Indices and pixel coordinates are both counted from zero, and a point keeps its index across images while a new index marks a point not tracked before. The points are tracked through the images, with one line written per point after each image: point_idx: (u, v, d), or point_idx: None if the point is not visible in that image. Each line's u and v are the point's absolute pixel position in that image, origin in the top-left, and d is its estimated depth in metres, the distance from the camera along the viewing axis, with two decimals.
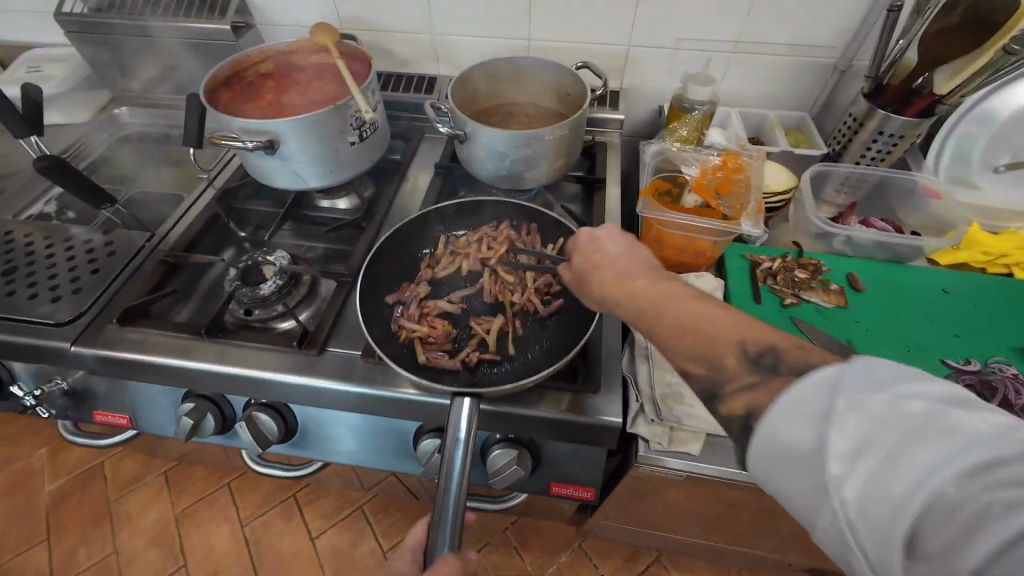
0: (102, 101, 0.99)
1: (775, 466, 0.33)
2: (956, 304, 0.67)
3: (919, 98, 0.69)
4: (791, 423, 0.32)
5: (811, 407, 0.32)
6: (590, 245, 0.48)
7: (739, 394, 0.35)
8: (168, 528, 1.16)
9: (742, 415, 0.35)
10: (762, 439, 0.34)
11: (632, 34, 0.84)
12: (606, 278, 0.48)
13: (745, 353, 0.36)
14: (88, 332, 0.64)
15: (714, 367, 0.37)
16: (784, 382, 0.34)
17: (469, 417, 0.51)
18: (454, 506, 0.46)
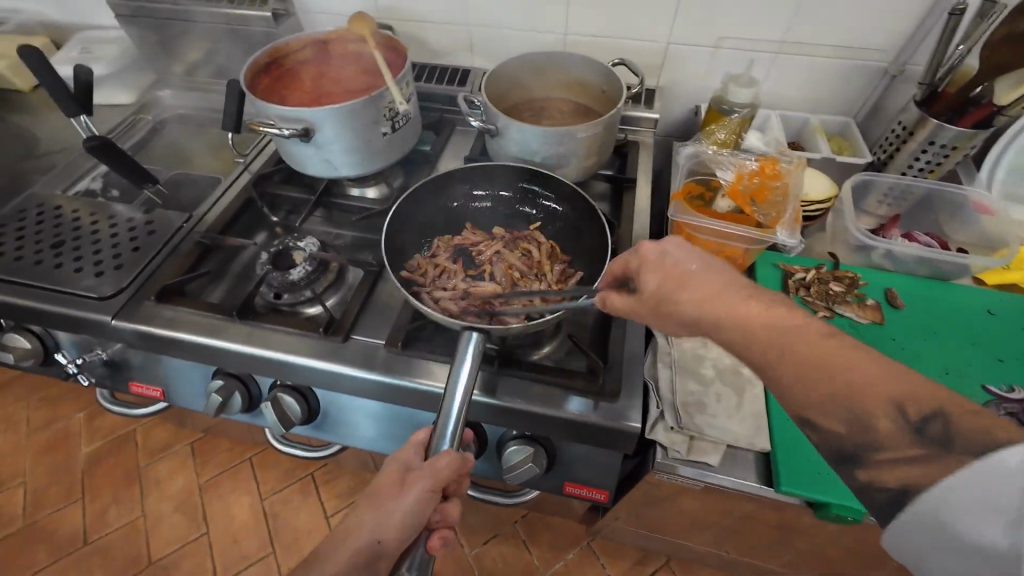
0: (147, 83, 1.02)
1: (933, 547, 0.33)
2: (1002, 327, 0.64)
3: (976, 108, 0.65)
4: (970, 515, 0.31)
5: (997, 499, 0.30)
6: (659, 258, 0.46)
7: (889, 464, 0.36)
8: (192, 496, 1.22)
9: (894, 486, 0.35)
10: (923, 514, 0.34)
11: (671, 31, 0.82)
12: (638, 283, 0.47)
13: (903, 416, 0.35)
14: (127, 307, 0.67)
15: (864, 427, 0.36)
16: (958, 461, 0.33)
17: (476, 345, 0.52)
18: (455, 416, 0.48)
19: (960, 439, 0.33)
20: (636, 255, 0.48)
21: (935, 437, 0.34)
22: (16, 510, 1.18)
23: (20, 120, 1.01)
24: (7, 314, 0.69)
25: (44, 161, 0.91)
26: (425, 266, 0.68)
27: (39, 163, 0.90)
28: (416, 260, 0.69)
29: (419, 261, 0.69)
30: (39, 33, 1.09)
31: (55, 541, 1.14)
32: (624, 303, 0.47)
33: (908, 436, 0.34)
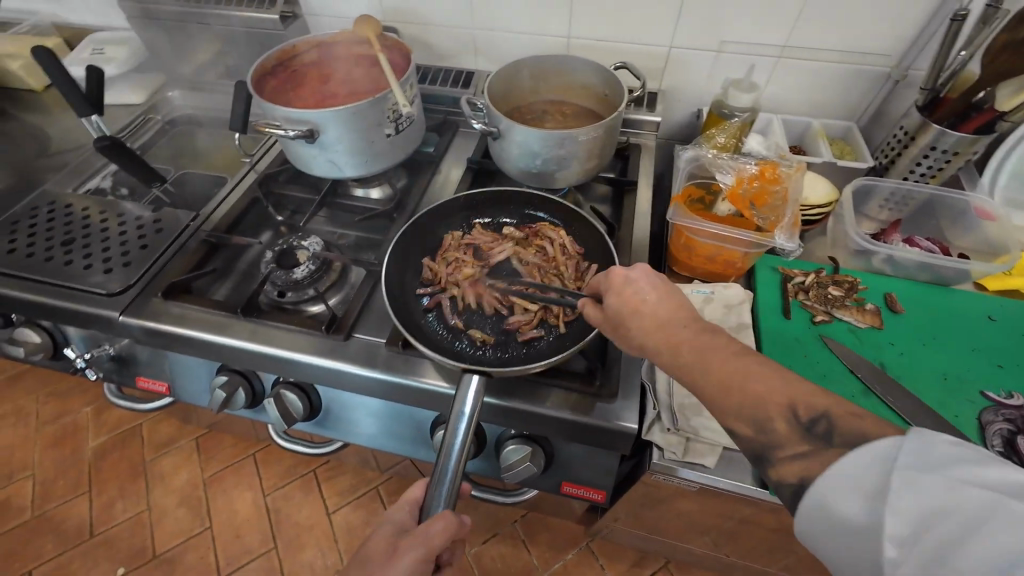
0: (158, 83, 1.04)
1: (823, 537, 0.34)
2: (1001, 333, 0.64)
3: (979, 114, 0.65)
4: (845, 495, 0.33)
5: (866, 480, 0.33)
6: (622, 284, 0.47)
7: (786, 462, 0.37)
8: (196, 490, 1.23)
9: (793, 481, 0.37)
10: (815, 505, 0.35)
11: (675, 35, 0.82)
12: (616, 292, 0.47)
13: (794, 417, 0.37)
14: (135, 303, 0.68)
15: (762, 430, 0.38)
16: (839, 453, 0.35)
17: (476, 395, 0.51)
18: (449, 484, 0.48)
19: (838, 436, 0.35)
20: (606, 277, 0.49)
21: (820, 434, 0.36)
22: (24, 502, 1.21)
23: (33, 119, 1.03)
24: (18, 310, 0.71)
25: (54, 159, 0.92)
26: (440, 271, 0.68)
27: (49, 160, 0.92)
28: (427, 263, 0.69)
29: (431, 265, 0.69)
30: (52, 33, 1.11)
31: (61, 533, 1.16)
32: (598, 314, 0.50)
33: (801, 434, 0.36)
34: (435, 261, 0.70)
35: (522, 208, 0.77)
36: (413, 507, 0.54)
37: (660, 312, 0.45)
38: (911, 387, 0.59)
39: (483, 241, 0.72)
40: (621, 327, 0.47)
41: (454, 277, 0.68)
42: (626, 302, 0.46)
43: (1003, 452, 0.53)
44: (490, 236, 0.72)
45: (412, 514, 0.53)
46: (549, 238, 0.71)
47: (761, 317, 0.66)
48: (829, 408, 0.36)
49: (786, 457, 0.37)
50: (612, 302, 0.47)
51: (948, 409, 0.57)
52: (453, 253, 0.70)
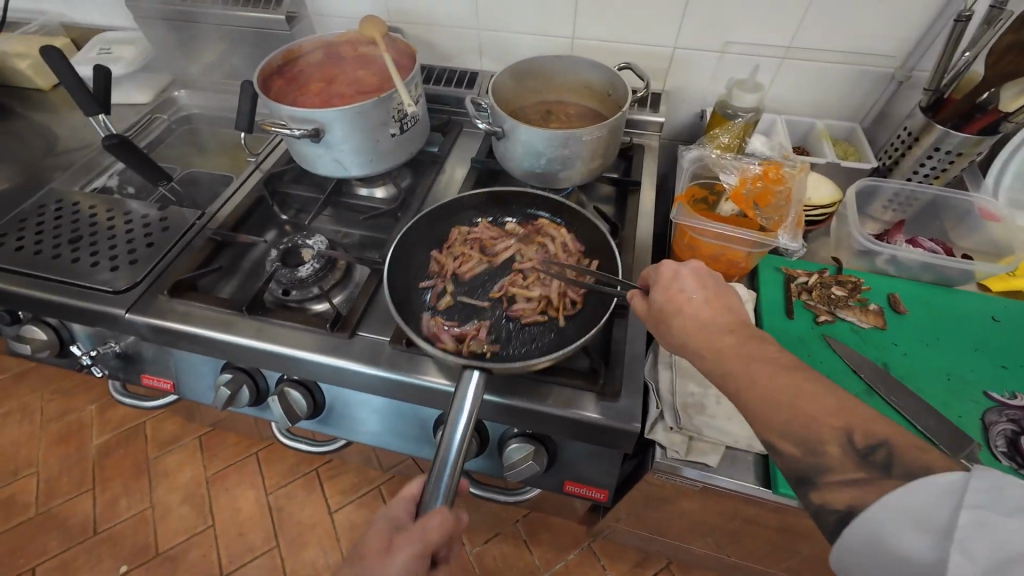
0: (164, 83, 1.05)
1: (873, 562, 0.35)
2: (1005, 334, 0.64)
3: (984, 114, 0.64)
4: (904, 528, 0.34)
5: (925, 515, 0.33)
6: (671, 280, 0.48)
7: (835, 487, 0.38)
8: (199, 488, 1.24)
9: (842, 508, 0.38)
10: (862, 531, 0.36)
11: (678, 36, 0.83)
12: (663, 287, 0.48)
13: (852, 444, 0.37)
14: (141, 301, 0.68)
15: (812, 452, 0.39)
16: (896, 484, 0.36)
17: (476, 390, 0.52)
18: (450, 469, 0.47)
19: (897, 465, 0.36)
20: (656, 270, 0.50)
21: (877, 463, 0.36)
22: (29, 498, 1.21)
23: (40, 118, 1.04)
24: (26, 307, 0.71)
25: (62, 158, 0.93)
26: (446, 263, 0.69)
27: (56, 159, 0.93)
28: (436, 255, 0.70)
29: (439, 258, 0.70)
30: (59, 33, 1.12)
31: (66, 530, 1.17)
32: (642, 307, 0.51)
33: (856, 461, 0.37)
34: (442, 254, 0.71)
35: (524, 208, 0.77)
36: (410, 503, 0.52)
37: (702, 312, 0.46)
38: (915, 387, 0.59)
39: (486, 235, 0.73)
40: (662, 323, 0.48)
41: (461, 269, 0.69)
42: (671, 299, 0.47)
43: (1008, 453, 0.53)
44: (494, 232, 0.73)
45: (409, 510, 0.51)
46: (550, 236, 0.72)
47: (763, 316, 0.66)
48: (890, 438, 0.37)
49: (836, 484, 0.38)
50: (658, 297, 0.48)
51: (952, 410, 0.57)
52: (459, 246, 0.71)
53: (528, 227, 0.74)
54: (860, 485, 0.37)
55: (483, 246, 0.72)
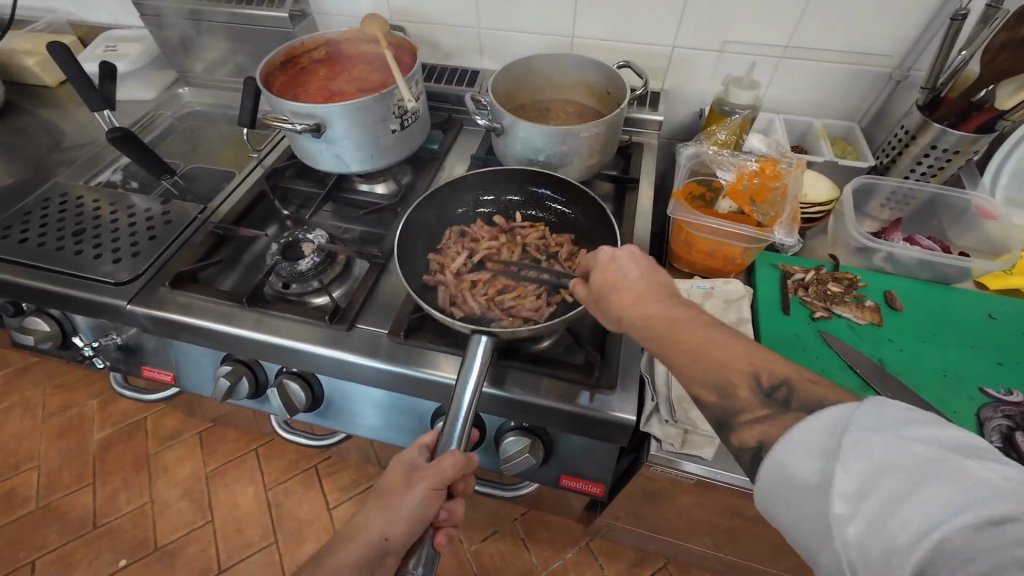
0: (168, 80, 1.06)
1: (780, 499, 0.35)
2: (1002, 331, 0.64)
3: (980, 112, 0.65)
4: (799, 456, 0.34)
5: (822, 442, 0.33)
6: (607, 262, 0.50)
7: (748, 426, 0.38)
8: (198, 484, 1.24)
9: (752, 444, 0.38)
10: (771, 469, 0.35)
11: (678, 35, 0.83)
12: (601, 269, 0.50)
13: (758, 385, 0.38)
14: (143, 292, 0.69)
15: (724, 395, 0.39)
16: (795, 416, 0.36)
17: (485, 350, 0.53)
18: (457, 432, 0.49)
19: (797, 400, 0.36)
20: (593, 256, 0.51)
21: (780, 399, 0.37)
22: (30, 492, 1.22)
23: (48, 114, 1.05)
24: (30, 298, 0.72)
25: (66, 153, 0.94)
26: (448, 260, 0.70)
27: (62, 155, 0.94)
28: (433, 257, 0.70)
29: (437, 258, 0.70)
30: (67, 31, 1.14)
31: (65, 523, 1.17)
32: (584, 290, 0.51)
33: (761, 399, 0.38)
34: (439, 254, 0.71)
35: (527, 186, 0.77)
36: (425, 450, 0.53)
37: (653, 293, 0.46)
38: (910, 383, 0.59)
39: (480, 235, 0.73)
40: (601, 301, 0.49)
41: (459, 268, 0.69)
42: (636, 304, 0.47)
43: (1003, 448, 0.53)
44: (485, 230, 0.74)
45: (424, 454, 0.52)
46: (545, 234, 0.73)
47: (759, 312, 0.66)
48: (790, 374, 0.38)
49: (747, 422, 0.38)
50: (598, 279, 0.49)
51: (948, 406, 0.57)
52: (453, 246, 0.72)
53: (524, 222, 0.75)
54: (762, 420, 0.37)
55: (475, 248, 0.72)
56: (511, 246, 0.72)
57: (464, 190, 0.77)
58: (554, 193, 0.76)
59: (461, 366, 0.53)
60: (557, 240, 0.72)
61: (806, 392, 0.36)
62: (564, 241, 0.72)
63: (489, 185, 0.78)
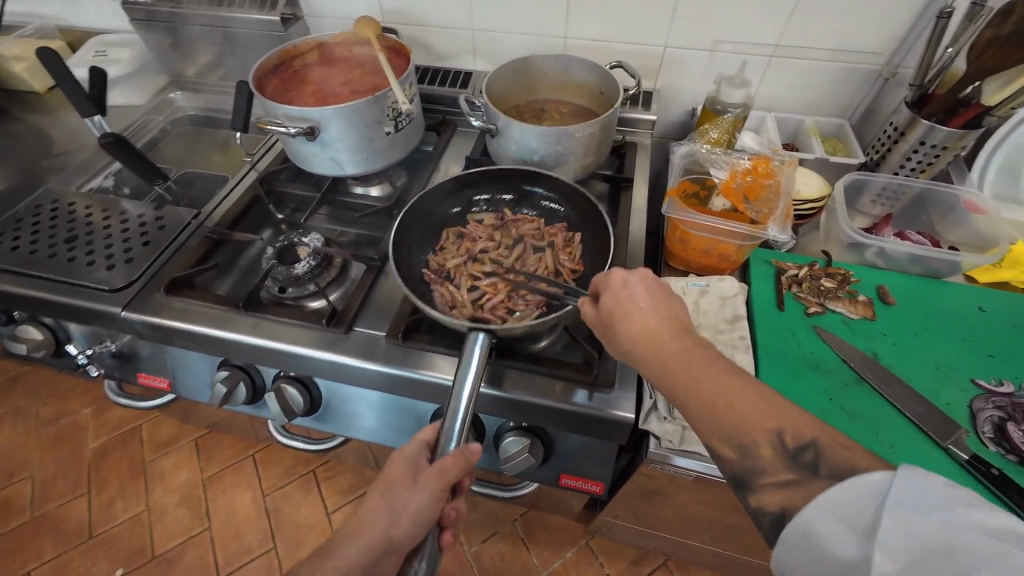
0: (159, 86, 1.06)
1: (803, 565, 0.35)
2: (992, 324, 0.64)
3: (966, 110, 0.66)
4: (833, 530, 0.34)
5: (854, 514, 0.33)
6: (620, 286, 0.49)
7: (770, 489, 0.39)
8: (195, 491, 1.23)
9: (774, 510, 0.38)
10: (796, 532, 0.36)
11: (669, 35, 0.84)
12: (612, 292, 0.49)
13: (782, 445, 0.39)
14: (138, 298, 0.69)
15: (746, 454, 0.40)
16: (824, 483, 0.36)
17: (482, 350, 0.53)
18: (457, 436, 0.50)
19: (826, 466, 0.37)
20: (606, 277, 0.51)
21: (806, 464, 0.37)
22: (24, 502, 1.21)
23: (38, 120, 1.04)
24: (22, 306, 0.71)
25: (56, 160, 0.93)
26: (447, 263, 0.70)
27: (52, 161, 0.93)
28: (434, 259, 0.70)
29: (436, 260, 0.70)
30: (56, 36, 1.13)
31: (61, 533, 1.16)
32: (592, 313, 0.51)
33: (786, 462, 0.38)
34: (437, 256, 0.71)
35: (520, 183, 0.76)
36: (426, 448, 0.53)
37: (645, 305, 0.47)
38: (903, 376, 0.59)
39: (477, 234, 0.73)
40: (610, 329, 0.49)
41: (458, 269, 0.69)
42: (619, 304, 0.48)
43: (994, 439, 0.54)
44: (479, 230, 0.73)
45: (425, 453, 0.53)
46: (540, 230, 0.73)
47: (754, 309, 0.67)
48: None
49: (769, 485, 0.39)
50: (604, 304, 0.49)
51: (940, 398, 0.58)
52: (452, 247, 0.72)
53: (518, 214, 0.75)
54: (784, 484, 0.38)
55: (473, 248, 0.72)
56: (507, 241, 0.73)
57: (457, 190, 0.76)
58: (546, 190, 0.75)
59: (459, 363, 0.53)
60: (551, 230, 0.72)
61: (833, 457, 0.37)
62: (557, 231, 0.72)
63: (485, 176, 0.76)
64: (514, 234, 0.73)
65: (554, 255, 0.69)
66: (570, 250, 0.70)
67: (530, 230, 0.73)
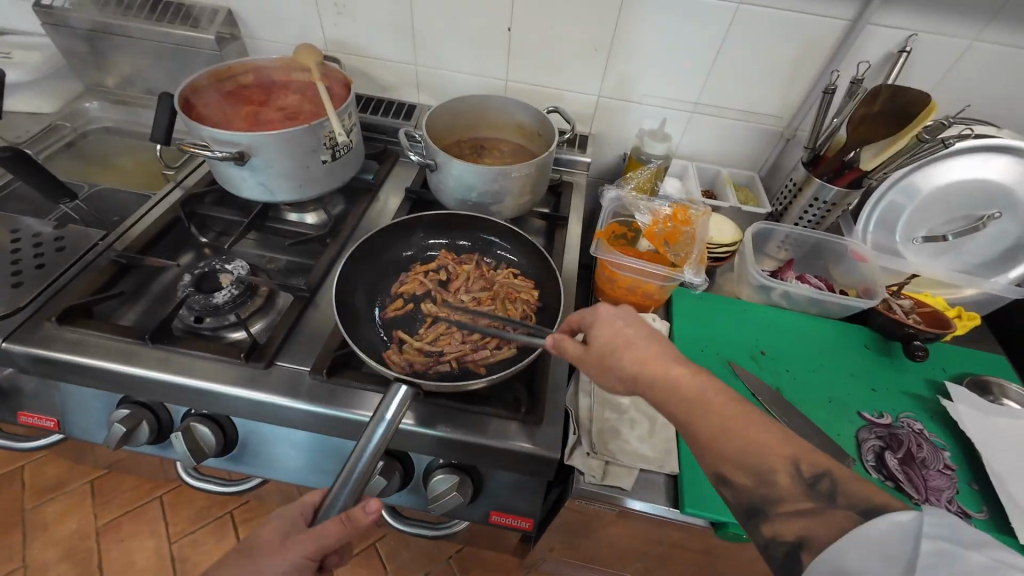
0: (70, 94, 0.98)
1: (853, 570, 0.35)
2: (875, 361, 0.73)
3: (849, 171, 0.75)
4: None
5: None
6: (610, 321, 0.51)
7: (786, 518, 0.40)
8: (85, 542, 1.09)
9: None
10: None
11: (601, 86, 0.90)
12: (603, 326, 0.51)
13: (800, 475, 0.40)
14: (24, 328, 0.62)
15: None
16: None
17: (400, 402, 0.51)
18: (357, 478, 0.46)
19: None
20: (590, 312, 0.52)
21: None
22: None
23: None
24: None
25: None
26: (410, 288, 0.71)
27: None
28: (397, 287, 0.71)
29: (401, 285, 0.71)
30: None
31: None
32: (576, 351, 0.51)
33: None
34: (404, 279, 0.73)
35: (477, 232, 0.78)
36: (307, 511, 0.49)
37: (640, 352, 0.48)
38: (804, 409, 0.65)
39: (444, 270, 0.74)
40: (604, 363, 0.49)
41: (421, 299, 0.70)
42: (612, 339, 0.50)
43: (876, 466, 0.60)
44: (451, 265, 0.75)
45: (305, 515, 0.48)
46: (497, 273, 0.74)
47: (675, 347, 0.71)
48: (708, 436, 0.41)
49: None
50: (598, 338, 0.50)
51: (831, 430, 0.63)
52: (419, 275, 0.73)
53: (481, 258, 0.76)
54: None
55: (441, 281, 0.73)
56: (475, 279, 0.73)
57: (411, 233, 0.77)
58: (502, 241, 0.77)
59: (374, 414, 0.51)
60: (512, 279, 0.73)
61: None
62: (530, 288, 0.72)
63: (430, 231, 0.78)
64: (482, 275, 0.74)
65: (512, 302, 0.70)
66: (530, 295, 0.70)
67: (487, 273, 0.74)
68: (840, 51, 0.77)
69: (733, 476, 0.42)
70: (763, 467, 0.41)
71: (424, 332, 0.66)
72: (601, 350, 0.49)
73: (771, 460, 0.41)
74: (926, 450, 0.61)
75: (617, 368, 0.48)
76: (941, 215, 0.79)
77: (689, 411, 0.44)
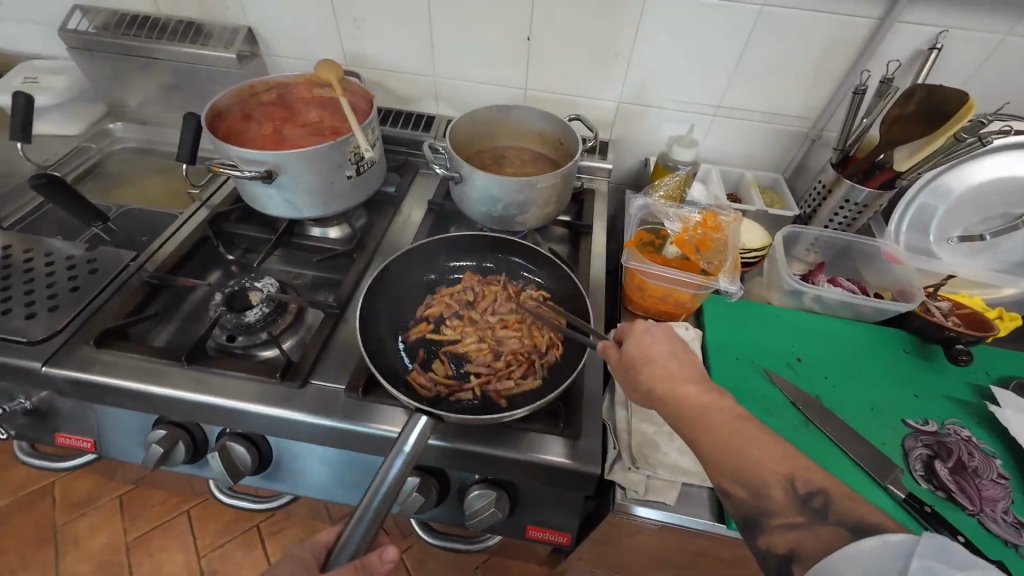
0: (96, 115, 0.99)
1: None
2: (916, 366, 0.71)
3: (881, 172, 0.74)
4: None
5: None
6: (643, 334, 0.53)
7: (780, 531, 0.39)
8: (116, 556, 1.10)
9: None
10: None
11: (622, 92, 0.90)
12: (635, 339, 0.53)
13: (795, 490, 0.39)
14: (62, 351, 0.62)
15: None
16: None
17: (421, 433, 0.51)
18: (372, 514, 0.45)
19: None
20: (630, 325, 0.54)
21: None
22: None
23: None
24: None
25: None
26: (434, 314, 0.71)
27: None
28: (422, 309, 0.71)
29: (426, 309, 0.71)
30: None
31: None
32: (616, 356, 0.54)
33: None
34: (429, 303, 0.72)
35: (500, 254, 0.78)
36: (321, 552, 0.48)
37: (669, 365, 0.50)
38: (846, 418, 0.64)
39: (469, 293, 0.74)
40: (632, 375, 0.51)
41: (446, 324, 0.70)
42: (645, 350, 0.51)
43: (925, 475, 0.59)
44: (476, 287, 0.74)
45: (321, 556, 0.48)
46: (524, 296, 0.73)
47: (710, 355, 0.70)
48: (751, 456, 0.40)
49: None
50: (630, 350, 0.52)
51: (875, 439, 0.62)
52: (444, 300, 0.72)
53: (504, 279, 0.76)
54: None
55: (466, 304, 0.72)
56: (501, 301, 0.73)
57: (433, 259, 0.76)
58: (527, 263, 0.77)
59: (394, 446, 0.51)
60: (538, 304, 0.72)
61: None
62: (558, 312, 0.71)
63: (456, 244, 0.77)
64: (508, 297, 0.73)
65: (537, 328, 0.69)
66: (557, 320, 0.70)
67: (513, 296, 0.73)
68: (866, 50, 0.76)
69: (727, 488, 0.41)
70: (756, 479, 0.40)
71: (448, 361, 0.66)
72: (635, 359, 0.51)
73: (775, 478, 0.41)
74: (978, 460, 0.60)
75: (645, 379, 0.50)
76: (976, 215, 0.77)
77: (714, 428, 0.43)
